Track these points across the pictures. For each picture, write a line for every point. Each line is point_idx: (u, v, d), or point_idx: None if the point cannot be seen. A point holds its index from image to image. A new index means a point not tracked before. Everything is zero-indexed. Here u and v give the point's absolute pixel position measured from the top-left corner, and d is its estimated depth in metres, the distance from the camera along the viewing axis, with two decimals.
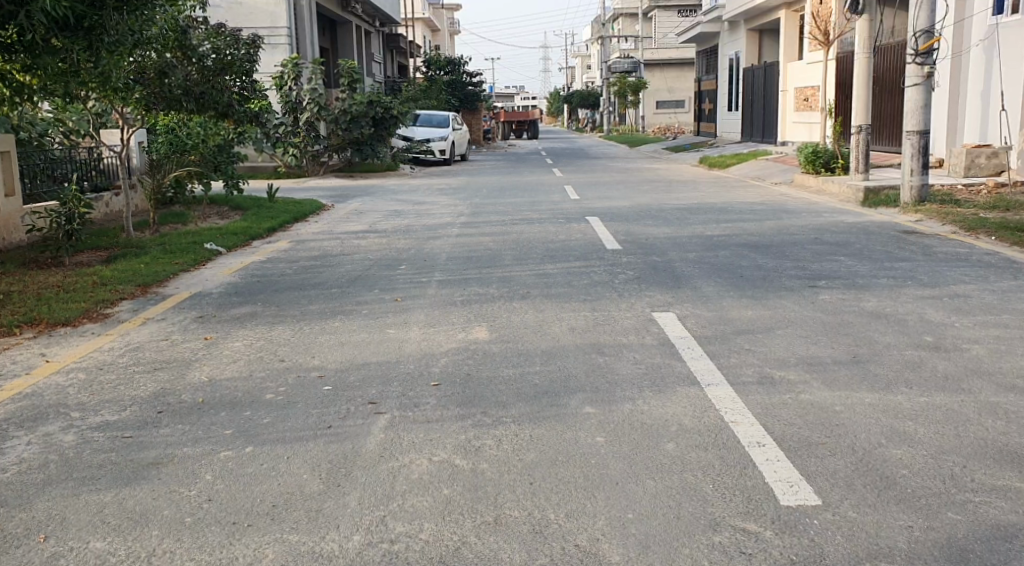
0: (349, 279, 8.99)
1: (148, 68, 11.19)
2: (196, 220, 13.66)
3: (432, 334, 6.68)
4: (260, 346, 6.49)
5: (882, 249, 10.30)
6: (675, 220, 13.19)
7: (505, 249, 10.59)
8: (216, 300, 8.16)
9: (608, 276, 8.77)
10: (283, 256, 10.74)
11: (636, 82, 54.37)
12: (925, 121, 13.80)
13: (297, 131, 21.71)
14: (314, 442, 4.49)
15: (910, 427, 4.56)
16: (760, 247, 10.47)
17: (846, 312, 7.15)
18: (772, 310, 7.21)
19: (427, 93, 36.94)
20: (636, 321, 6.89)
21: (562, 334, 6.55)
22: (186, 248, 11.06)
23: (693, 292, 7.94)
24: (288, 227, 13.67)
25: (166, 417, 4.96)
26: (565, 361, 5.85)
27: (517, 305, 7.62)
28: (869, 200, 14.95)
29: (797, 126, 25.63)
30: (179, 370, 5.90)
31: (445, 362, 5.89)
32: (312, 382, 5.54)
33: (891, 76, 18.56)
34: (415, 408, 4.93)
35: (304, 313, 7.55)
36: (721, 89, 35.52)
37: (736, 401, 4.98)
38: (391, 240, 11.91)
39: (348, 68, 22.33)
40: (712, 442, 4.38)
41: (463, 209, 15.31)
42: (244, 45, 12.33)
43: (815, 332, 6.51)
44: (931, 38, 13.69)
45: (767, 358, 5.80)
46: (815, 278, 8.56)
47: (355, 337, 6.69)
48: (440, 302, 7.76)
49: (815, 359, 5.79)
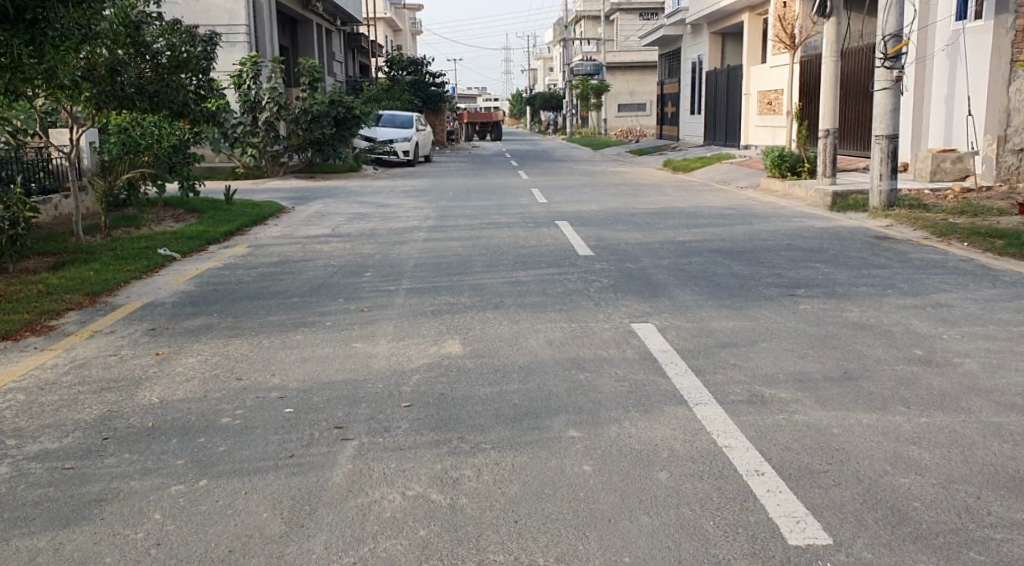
0: (311, 288, 8.57)
1: (98, 65, 10.63)
2: (149, 223, 13.16)
3: (399, 349, 6.29)
4: (216, 362, 6.08)
5: (858, 255, 10.05)
6: (645, 225, 12.92)
7: (473, 255, 10.23)
8: (169, 311, 7.72)
9: (581, 285, 8.45)
10: (241, 262, 10.31)
11: (599, 85, 54.23)
12: (895, 126, 13.65)
13: (256, 131, 21.19)
14: (275, 474, 4.12)
15: (915, 452, 4.26)
16: (735, 253, 10.21)
17: (831, 322, 6.86)
18: (754, 321, 6.91)
19: (389, 93, 36.50)
20: (615, 334, 6.56)
21: (538, 349, 6.20)
22: (139, 253, 10.59)
23: (670, 302, 7.64)
24: (246, 231, 13.20)
25: (111, 446, 4.55)
26: (543, 379, 5.50)
27: (488, 316, 7.25)
28: (838, 204, 14.78)
29: (761, 129, 25.53)
30: (127, 391, 5.48)
31: (414, 380, 5.51)
32: (272, 404, 5.15)
33: (857, 80, 18.47)
34: (384, 433, 4.56)
35: (262, 325, 7.13)
36: (684, 92, 35.42)
37: (727, 423, 4.67)
38: (354, 245, 11.50)
39: (309, 67, 21.85)
40: (707, 471, 4.07)
41: (428, 212, 14.91)
42: (199, 42, 11.86)
43: (801, 345, 6.20)
44: (901, 43, 13.59)
45: (755, 375, 5.49)
46: (794, 287, 8.28)
47: (317, 352, 6.28)
48: (408, 313, 7.38)
49: (805, 374, 5.48)
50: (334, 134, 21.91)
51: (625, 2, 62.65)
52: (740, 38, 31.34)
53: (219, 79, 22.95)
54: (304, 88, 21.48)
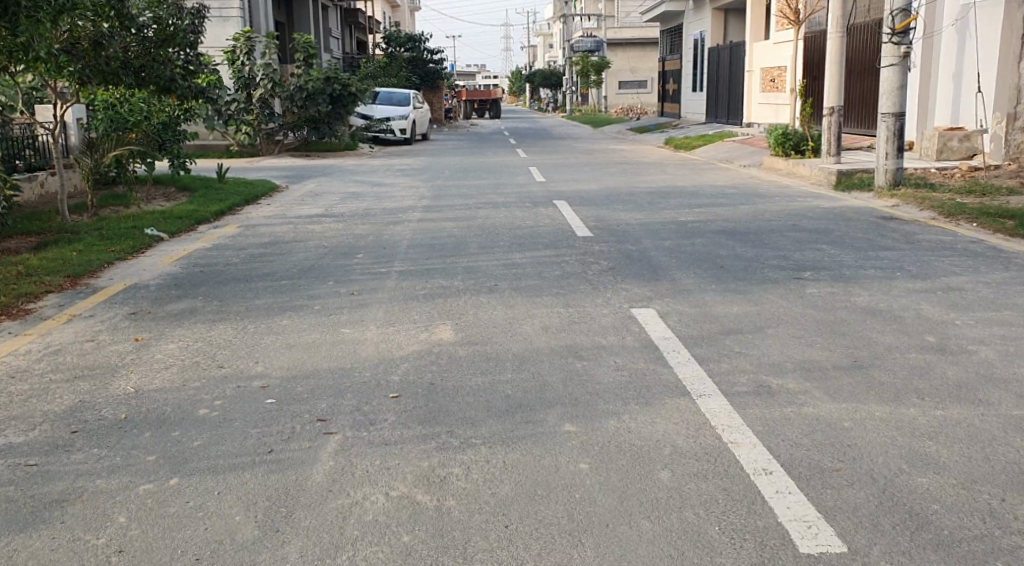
0: (300, 270, 8.30)
1: (81, 38, 10.39)
2: (138, 202, 12.89)
3: (389, 335, 6.02)
4: (197, 349, 5.82)
5: (864, 236, 9.78)
6: (646, 205, 12.64)
7: (469, 236, 9.96)
8: (153, 294, 7.45)
9: (579, 267, 8.18)
10: (230, 242, 10.05)
11: (599, 62, 53.72)
12: (901, 103, 13.34)
13: (250, 108, 20.84)
14: (250, 472, 3.86)
15: (933, 448, 4.00)
16: (738, 234, 9.94)
17: (838, 307, 6.59)
18: (759, 306, 6.64)
19: (386, 71, 36.11)
20: (614, 320, 6.30)
21: (535, 336, 5.94)
22: (125, 233, 10.32)
23: (671, 286, 7.37)
24: (238, 210, 12.91)
25: (79, 440, 4.30)
26: (539, 368, 5.24)
27: (482, 301, 6.98)
28: (842, 183, 14.49)
29: (763, 108, 25.17)
30: (101, 380, 5.22)
31: (403, 369, 5.25)
32: (252, 394, 4.89)
33: (863, 57, 18.11)
34: (368, 428, 4.30)
35: (248, 309, 6.87)
36: (685, 69, 35.02)
37: (732, 417, 4.41)
38: (347, 225, 11.22)
39: (304, 43, 21.44)
40: (712, 469, 3.82)
41: (424, 191, 14.63)
42: (187, 15, 11.57)
43: (808, 331, 5.94)
44: (908, 18, 13.22)
45: (760, 364, 5.23)
46: (799, 269, 8.01)
47: (303, 338, 6.02)
48: (399, 297, 7.12)
49: (814, 363, 5.22)
50: (329, 112, 21.56)
51: None
52: (742, 14, 30.92)
53: (213, 56, 22.59)
54: (299, 65, 21.06)
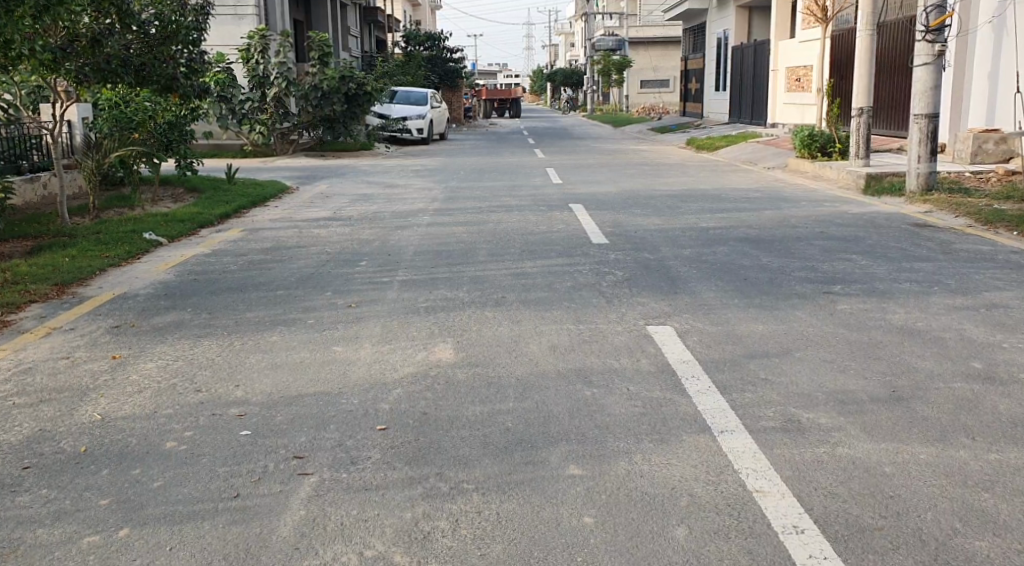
0: (298, 279, 7.86)
1: (79, 35, 9.99)
2: (143, 204, 12.52)
3: (383, 355, 5.56)
4: (176, 370, 5.39)
5: (897, 246, 9.25)
6: (665, 209, 12.15)
7: (480, 242, 9.51)
8: (140, 305, 7.04)
9: (593, 278, 7.71)
10: (231, 247, 9.65)
11: (620, 61, 53.13)
12: (934, 104, 12.76)
13: (264, 107, 20.55)
14: (210, 521, 3.43)
15: (989, 500, 3.51)
16: (762, 243, 9.43)
17: (873, 327, 6.07)
18: (786, 325, 6.13)
19: (405, 69, 35.73)
20: (628, 339, 5.81)
21: (541, 357, 5.46)
22: (123, 236, 9.93)
23: (691, 300, 6.87)
24: (244, 213, 12.52)
25: (27, 479, 3.87)
26: (544, 395, 4.77)
27: (487, 315, 6.52)
28: (871, 188, 13.93)
29: (788, 108, 24.53)
30: (66, 404, 4.80)
31: (395, 396, 4.78)
32: (227, 425, 4.44)
33: (896, 56, 17.51)
34: (347, 469, 3.84)
35: (238, 323, 6.43)
36: (708, 68, 34.41)
37: (759, 459, 3.92)
38: (354, 229, 10.79)
39: (321, 41, 20.97)
40: (734, 526, 3.35)
41: (438, 193, 14.18)
42: (190, 12, 11.15)
43: (841, 355, 5.42)
44: (944, 14, 12.64)
45: (789, 395, 4.73)
46: (828, 282, 7.49)
47: (293, 357, 5.58)
48: (400, 310, 6.67)
49: (849, 394, 4.72)
50: (345, 111, 21.07)
51: None
52: (766, 13, 30.30)
53: (228, 54, 22.24)
54: (315, 63, 20.60)
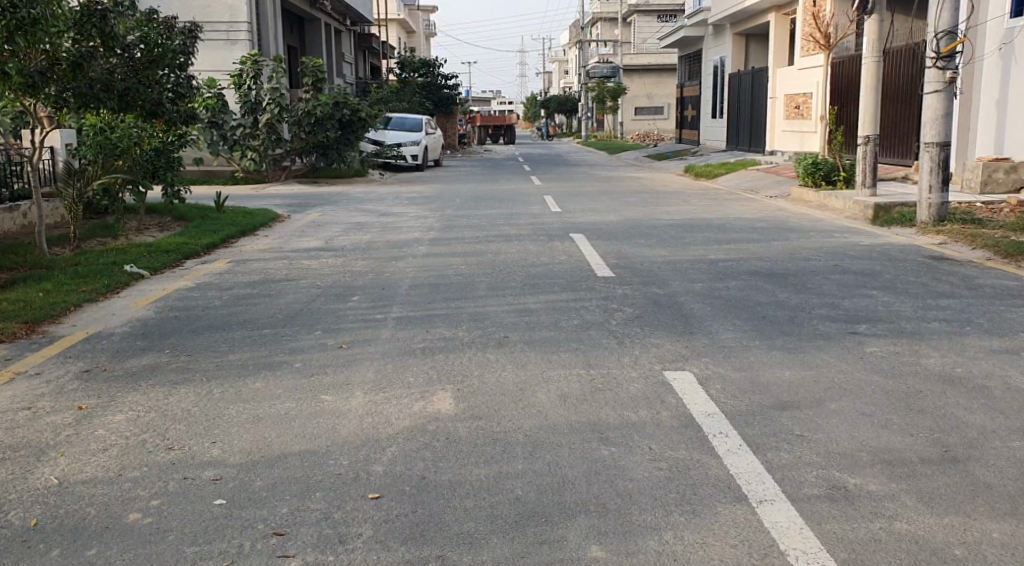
0: (286, 316, 7.35)
1: (59, 58, 9.38)
2: (127, 233, 12.01)
3: (377, 406, 5.04)
4: (147, 423, 4.88)
5: (917, 281, 8.78)
6: (670, 239, 11.70)
7: (479, 275, 9.02)
8: (115, 346, 6.52)
9: (601, 316, 7.22)
10: (217, 280, 9.16)
11: (616, 87, 52.96)
12: (946, 132, 12.35)
13: (256, 133, 19.92)
14: None
15: None
16: (776, 276, 8.97)
17: (909, 374, 5.57)
18: (816, 371, 5.64)
19: (399, 96, 35.41)
20: (644, 388, 5.31)
21: (550, 409, 4.95)
22: (102, 268, 9.43)
23: (709, 342, 6.38)
24: (232, 242, 12.02)
25: None
26: (557, 455, 4.27)
27: (489, 358, 6.01)
28: (879, 218, 13.47)
29: (787, 136, 24.20)
30: (21, 464, 4.30)
31: (390, 456, 4.28)
32: (198, 491, 3.94)
33: (903, 82, 17.13)
34: (336, 551, 3.44)
35: (218, 366, 5.91)
36: (704, 95, 34.17)
37: (807, 538, 3.50)
38: (346, 260, 10.31)
39: (314, 66, 20.57)
40: None
41: (433, 222, 13.73)
42: (177, 34, 10.72)
43: (881, 407, 4.92)
44: (955, 40, 12.23)
45: (830, 454, 4.24)
46: (851, 321, 7.02)
47: (275, 408, 5.06)
48: (395, 352, 6.17)
49: (896, 453, 4.23)
50: (339, 138, 20.65)
51: (643, 5, 61.66)
52: (764, 39, 30.04)
53: (220, 80, 21.82)
54: (308, 89, 20.18)
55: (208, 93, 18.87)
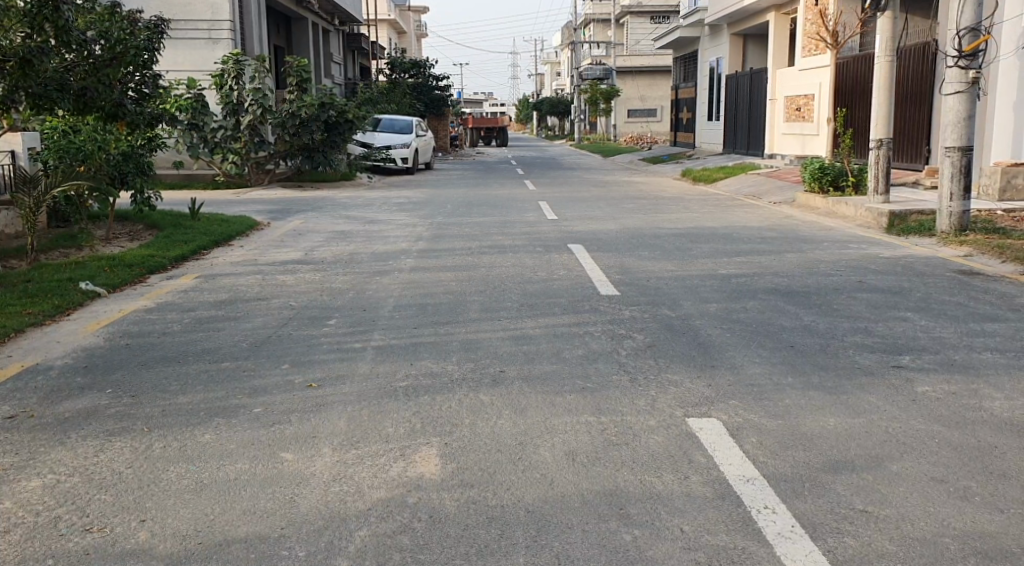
0: (250, 345, 6.47)
1: (6, 57, 7.64)
2: (91, 245, 10.95)
3: (349, 467, 4.22)
4: (65, 493, 4.02)
5: (952, 299, 7.98)
6: (675, 251, 10.89)
7: (469, 294, 8.15)
8: (51, 384, 5.64)
9: (609, 344, 6.38)
10: (182, 299, 8.28)
11: (609, 90, 52.07)
12: (969, 136, 11.20)
13: (238, 135, 18.76)
14: None
15: None
16: (798, 296, 8.12)
17: (976, 422, 4.73)
18: (865, 419, 4.79)
19: (388, 97, 34.68)
20: (666, 443, 4.45)
21: (557, 471, 4.15)
22: (55, 286, 8.48)
23: (735, 379, 5.51)
24: (203, 254, 11.13)
25: None
26: (566, 543, 3.58)
27: (482, 401, 5.13)
28: (895, 227, 12.52)
29: (788, 138, 23.32)
30: None
31: (356, 555, 3.53)
32: None
33: (916, 82, 16.25)
34: None
35: (164, 412, 5.03)
36: (700, 97, 33.35)
37: None
38: (324, 275, 9.41)
39: (297, 66, 19.52)
40: None
41: (422, 230, 12.87)
42: (141, 30, 9.29)
43: (954, 470, 4.15)
44: (980, 37, 11.03)
45: (901, 553, 3.50)
46: (892, 352, 6.16)
47: (223, 471, 4.21)
48: (371, 393, 5.28)
49: (987, 539, 3.59)
50: (325, 140, 19.68)
51: (636, 5, 60.98)
52: (762, 39, 29.15)
53: (200, 80, 20.87)
54: (292, 89, 19.11)
55: (186, 94, 17.88)
